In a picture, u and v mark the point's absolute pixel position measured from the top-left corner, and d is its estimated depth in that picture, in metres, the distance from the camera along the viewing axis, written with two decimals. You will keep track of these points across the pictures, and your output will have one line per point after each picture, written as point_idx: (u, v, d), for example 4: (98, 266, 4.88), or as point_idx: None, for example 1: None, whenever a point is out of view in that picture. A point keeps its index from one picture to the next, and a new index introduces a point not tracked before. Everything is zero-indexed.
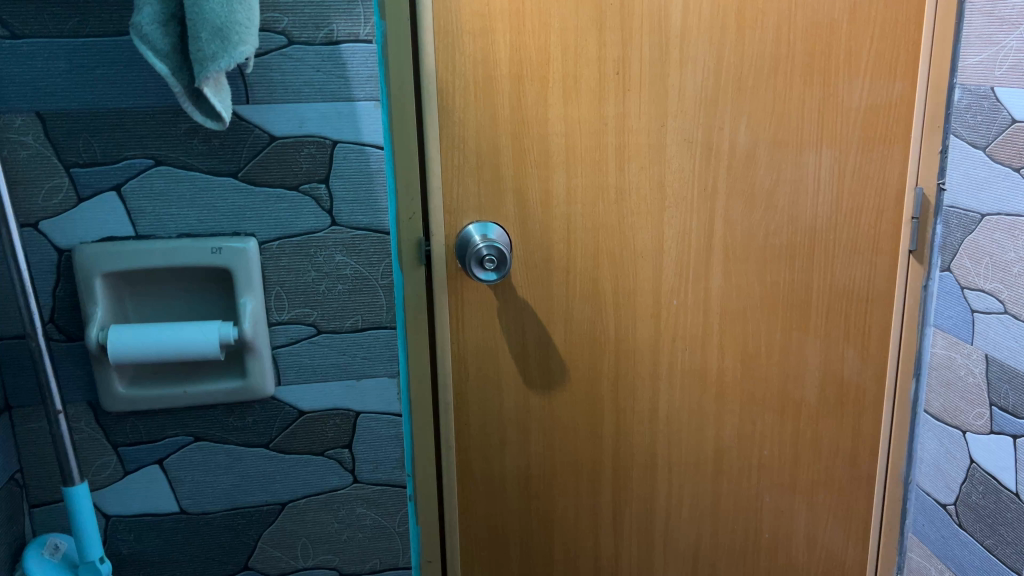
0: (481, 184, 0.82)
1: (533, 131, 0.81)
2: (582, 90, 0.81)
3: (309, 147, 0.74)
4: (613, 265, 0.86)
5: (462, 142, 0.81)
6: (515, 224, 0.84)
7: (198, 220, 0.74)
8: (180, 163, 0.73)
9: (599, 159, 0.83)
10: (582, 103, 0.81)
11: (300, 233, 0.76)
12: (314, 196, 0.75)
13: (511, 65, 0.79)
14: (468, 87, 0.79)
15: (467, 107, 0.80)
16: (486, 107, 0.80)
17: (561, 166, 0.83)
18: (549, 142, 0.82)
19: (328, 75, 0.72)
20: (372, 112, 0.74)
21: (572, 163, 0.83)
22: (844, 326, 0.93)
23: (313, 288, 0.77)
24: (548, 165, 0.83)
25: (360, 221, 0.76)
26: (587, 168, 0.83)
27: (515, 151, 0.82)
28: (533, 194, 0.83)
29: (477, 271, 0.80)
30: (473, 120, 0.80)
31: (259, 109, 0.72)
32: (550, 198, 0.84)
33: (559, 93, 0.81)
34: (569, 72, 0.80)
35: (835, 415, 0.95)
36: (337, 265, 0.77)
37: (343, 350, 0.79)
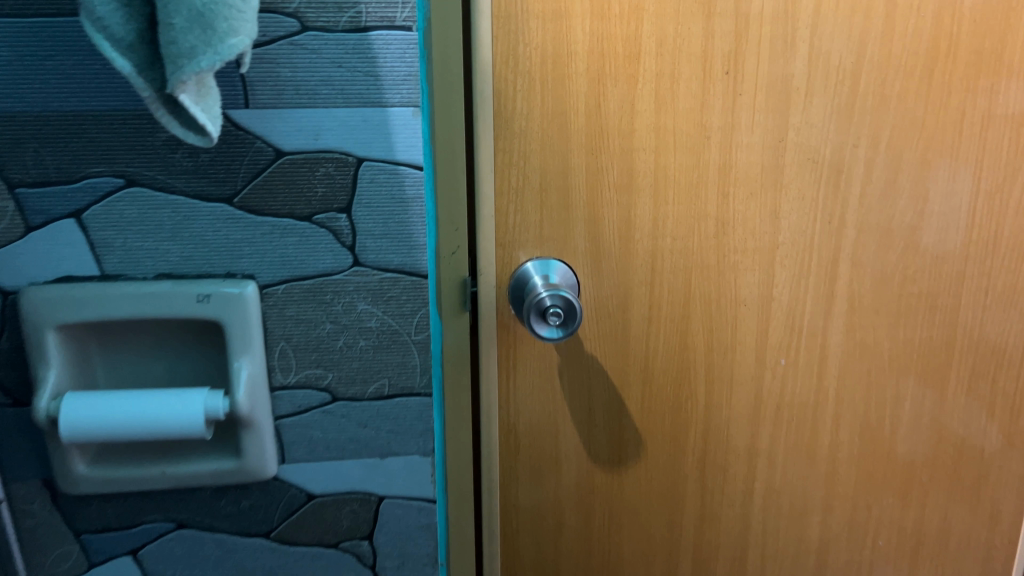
0: (545, 211, 0.65)
1: (614, 145, 0.63)
2: (680, 92, 0.62)
3: (326, 166, 0.57)
4: (708, 316, 0.68)
5: (524, 157, 0.63)
6: (585, 261, 0.66)
7: (183, 256, 0.58)
8: (158, 184, 0.56)
9: (697, 183, 0.65)
10: (679, 110, 0.63)
11: (312, 275, 0.59)
12: (331, 229, 0.58)
13: (589, 59, 0.60)
14: (533, 87, 0.61)
15: (531, 112, 0.62)
16: (557, 113, 0.62)
17: (648, 189, 0.65)
18: (634, 159, 0.64)
19: (353, 73, 0.55)
20: (408, 122, 0.57)
21: (662, 186, 0.65)
22: (991, 395, 0.74)
23: (327, 344, 0.60)
24: (631, 189, 0.64)
25: (390, 260, 0.59)
26: (681, 193, 0.65)
27: (589, 170, 0.64)
28: (610, 224, 0.65)
29: (538, 327, 0.61)
30: (537, 129, 0.62)
31: (262, 116, 0.55)
32: (631, 231, 0.65)
33: (650, 96, 0.62)
34: (664, 68, 0.62)
35: (969, 500, 0.77)
36: (359, 316, 0.60)
37: (364, 422, 0.62)
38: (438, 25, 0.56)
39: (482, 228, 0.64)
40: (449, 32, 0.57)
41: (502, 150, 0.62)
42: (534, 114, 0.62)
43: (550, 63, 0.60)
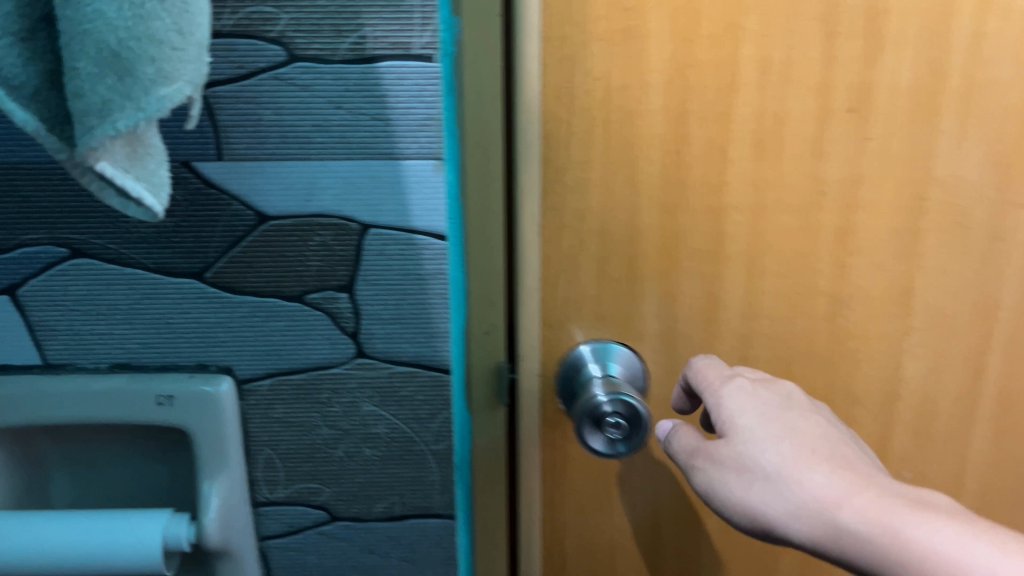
0: (605, 286, 0.48)
1: (694, 204, 0.46)
2: (786, 134, 0.44)
3: (322, 235, 0.44)
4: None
5: (580, 216, 0.46)
6: (655, 345, 0.49)
7: (142, 342, 0.46)
8: (109, 254, 0.44)
9: (804, 253, 0.47)
10: (784, 157, 0.44)
11: (305, 367, 0.46)
12: (330, 312, 0.45)
13: (668, 92, 0.43)
14: (591, 128, 0.44)
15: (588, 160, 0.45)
16: (622, 161, 0.45)
17: (739, 260, 0.47)
18: (723, 221, 0.46)
19: (357, 114, 0.42)
20: (428, 178, 0.43)
21: (758, 257, 0.47)
22: None
23: (324, 452, 0.48)
24: (718, 265, 0.47)
25: (402, 351, 0.46)
26: (783, 268, 0.47)
27: (662, 236, 0.46)
28: (689, 306, 0.48)
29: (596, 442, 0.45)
30: (595, 183, 0.45)
31: (241, 171, 0.43)
32: (717, 312, 0.48)
33: (746, 139, 0.44)
34: (764, 102, 0.43)
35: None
36: (363, 420, 0.48)
37: (370, 547, 0.50)
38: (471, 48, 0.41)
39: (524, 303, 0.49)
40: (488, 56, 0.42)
41: (550, 208, 0.46)
42: (592, 163, 0.45)
43: (614, 94, 0.43)
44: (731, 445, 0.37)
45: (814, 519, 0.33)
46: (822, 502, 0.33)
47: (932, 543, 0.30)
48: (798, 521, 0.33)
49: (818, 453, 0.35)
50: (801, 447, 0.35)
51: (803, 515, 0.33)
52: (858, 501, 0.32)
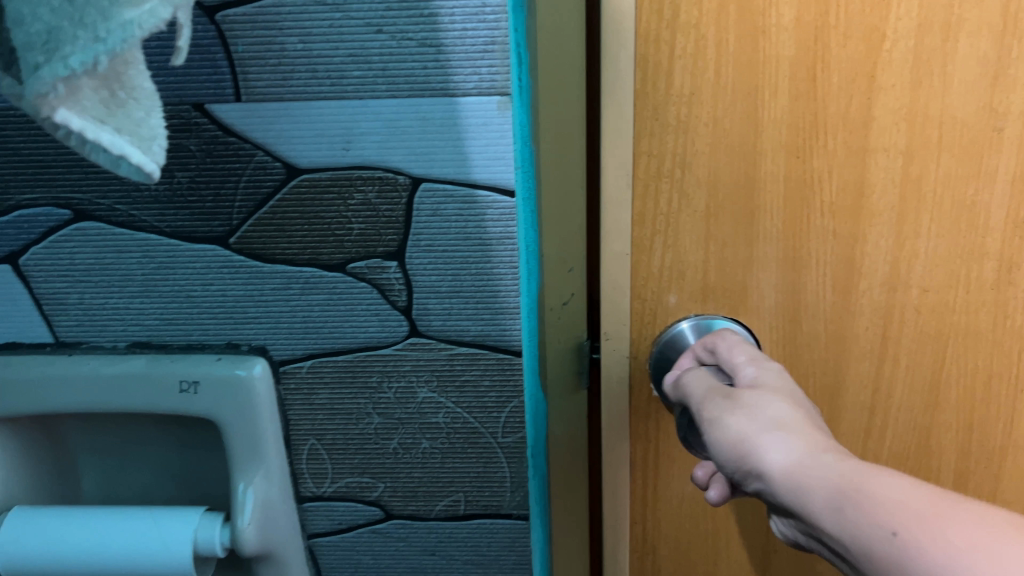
0: (713, 250, 0.40)
1: (834, 143, 0.37)
2: (954, 58, 0.35)
3: (365, 192, 0.36)
4: (959, 402, 0.43)
5: (682, 165, 0.38)
6: (775, 331, 0.42)
7: (163, 317, 0.39)
8: (118, 217, 0.37)
9: (971, 204, 0.38)
10: (951, 83, 0.35)
11: (350, 347, 0.39)
12: (377, 283, 0.38)
13: (802, 5, 0.34)
14: (701, 51, 0.36)
15: (696, 93, 0.37)
16: (741, 95, 0.36)
17: (887, 215, 0.38)
18: (867, 167, 0.37)
19: (401, 40, 0.33)
20: (493, 120, 0.34)
21: (912, 211, 0.38)
22: None
23: (375, 444, 0.41)
24: (863, 221, 0.39)
25: (464, 330, 0.39)
26: (947, 224, 0.38)
27: (788, 185, 0.38)
28: (820, 273, 0.40)
29: (698, 473, 0.35)
30: (705, 124, 0.37)
31: (265, 115, 0.35)
32: (854, 278, 0.40)
33: (902, 63, 0.35)
34: (932, 14, 0.34)
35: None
36: (420, 408, 0.40)
37: (432, 549, 0.44)
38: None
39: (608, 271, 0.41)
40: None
41: (645, 153, 0.38)
42: (701, 95, 0.37)
43: (730, 12, 0.35)
44: (742, 399, 0.30)
45: (785, 459, 0.26)
46: (801, 453, 0.26)
47: (889, 497, 0.23)
48: (772, 467, 0.27)
49: (831, 446, 0.26)
50: (810, 419, 0.29)
51: (784, 461, 0.26)
52: (836, 454, 0.26)
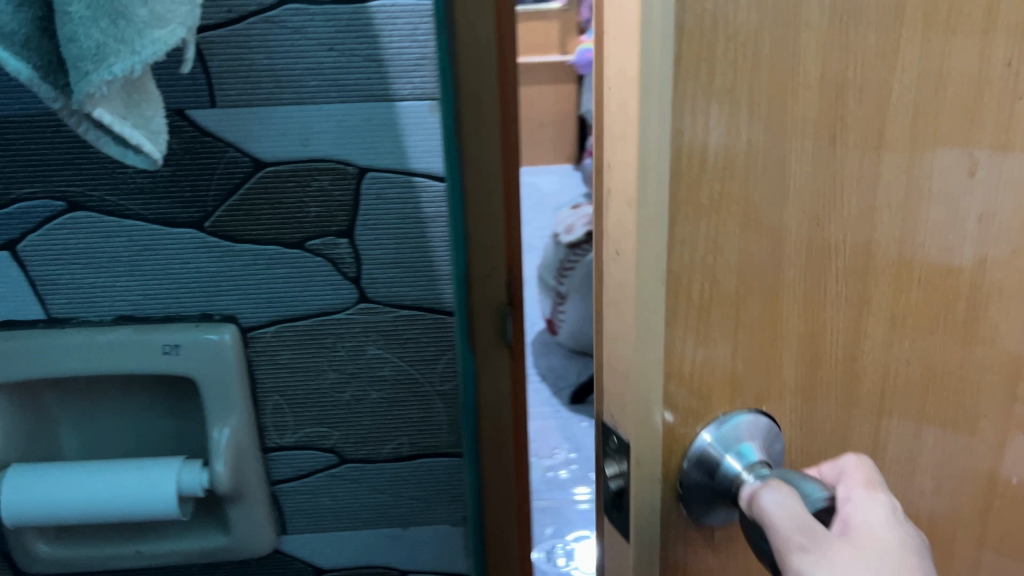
0: (738, 349, 0.25)
1: (850, 205, 0.25)
2: (944, 97, 0.26)
3: (320, 180, 0.44)
4: (955, 485, 0.34)
5: (715, 252, 0.23)
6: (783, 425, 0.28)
7: (146, 294, 0.46)
8: (106, 207, 0.44)
9: (945, 251, 0.29)
10: (938, 118, 0.26)
11: (308, 314, 0.47)
12: (330, 257, 0.46)
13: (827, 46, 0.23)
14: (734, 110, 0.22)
15: (734, 165, 0.22)
16: (771, 158, 0.23)
17: (885, 273, 0.28)
18: (873, 231, 0.26)
19: (349, 57, 0.42)
20: (425, 119, 0.43)
21: (904, 265, 0.28)
22: None
23: (331, 397, 0.49)
24: (860, 285, 0.27)
25: (405, 294, 0.47)
26: (924, 270, 0.29)
27: (807, 261, 0.25)
28: (827, 358, 0.28)
29: None
30: (737, 200, 0.23)
31: (235, 118, 0.42)
32: (856, 343, 0.28)
33: (897, 120, 0.25)
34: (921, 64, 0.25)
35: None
36: (369, 363, 0.48)
37: (380, 487, 0.51)
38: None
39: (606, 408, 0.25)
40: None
41: (676, 244, 0.22)
42: (737, 166, 0.23)
43: (765, 34, 0.21)
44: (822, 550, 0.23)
45: None
46: None
47: None
48: None
49: None
50: None
51: None
52: None
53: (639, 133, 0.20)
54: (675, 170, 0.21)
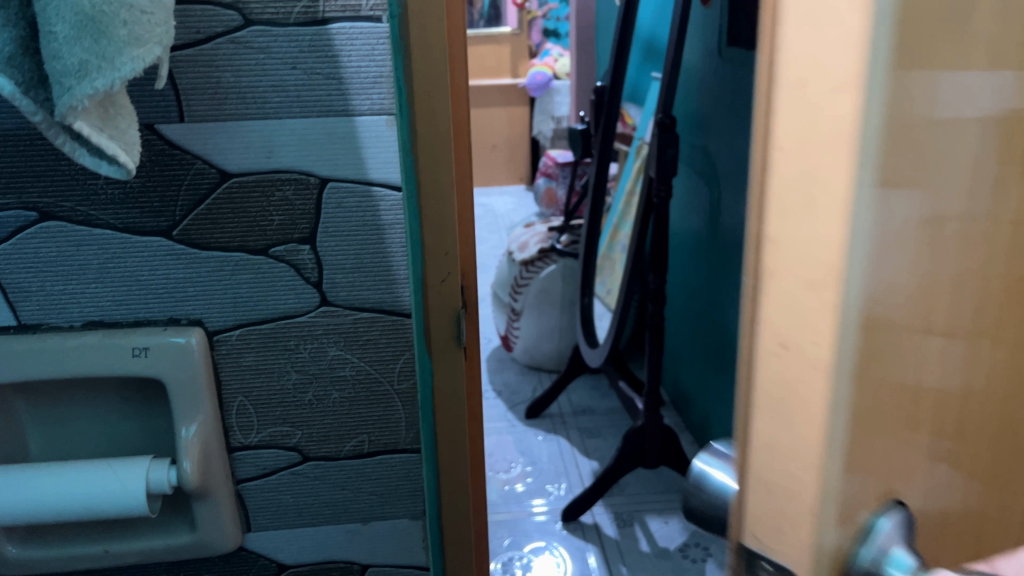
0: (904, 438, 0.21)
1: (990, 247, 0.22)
2: None
3: (283, 190, 0.47)
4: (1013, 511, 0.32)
5: (897, 328, 0.19)
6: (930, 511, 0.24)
7: (115, 299, 0.48)
8: (77, 216, 0.46)
9: None
10: None
11: (271, 318, 0.49)
12: (293, 263, 0.48)
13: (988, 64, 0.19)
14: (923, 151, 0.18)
15: (918, 217, 0.19)
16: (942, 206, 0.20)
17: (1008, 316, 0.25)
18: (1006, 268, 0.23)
19: (311, 75, 0.45)
20: (382, 133, 0.46)
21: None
22: None
23: (294, 397, 0.51)
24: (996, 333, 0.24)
25: (365, 297, 0.50)
26: None
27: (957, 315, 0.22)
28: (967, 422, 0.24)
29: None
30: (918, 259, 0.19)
31: (203, 132, 0.45)
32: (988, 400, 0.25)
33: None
34: None
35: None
36: (331, 364, 0.51)
37: (342, 484, 0.54)
38: (417, 14, 0.45)
39: (763, 483, 0.20)
40: (433, 20, 0.45)
41: (877, 325, 0.18)
42: (918, 221, 0.19)
43: (945, 62, 0.18)
44: None
45: None
46: None
47: None
48: None
49: None
50: None
51: None
52: None
53: (860, 127, 0.16)
54: (889, 178, 0.17)
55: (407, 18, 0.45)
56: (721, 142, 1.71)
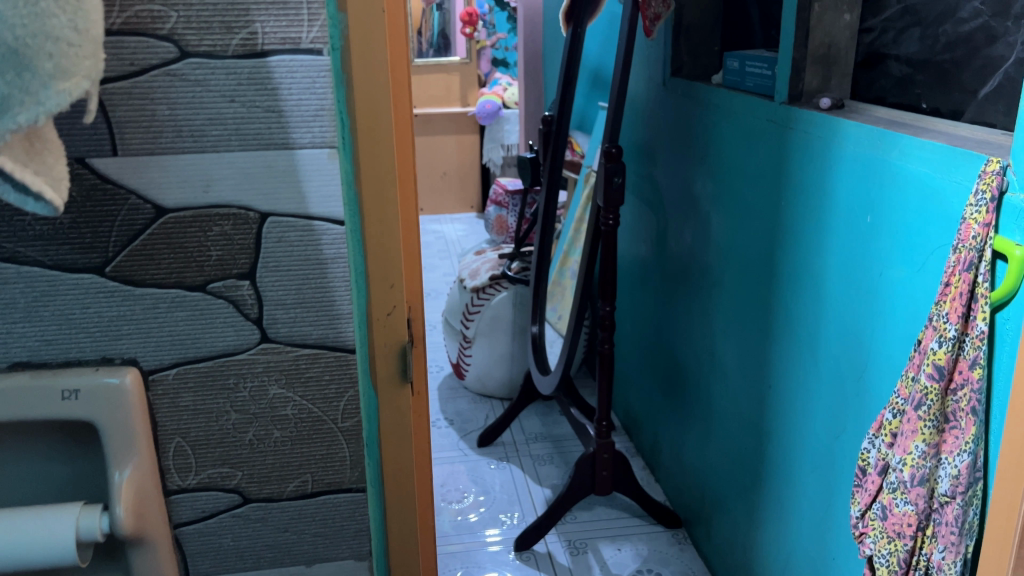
0: None
1: None
2: None
3: (221, 225, 0.46)
4: None
5: None
6: None
7: (43, 339, 0.46)
8: (4, 253, 0.44)
9: None
10: None
11: (209, 355, 0.48)
12: (233, 299, 0.47)
13: None
14: None
15: None
16: None
17: None
18: None
19: (250, 107, 0.44)
20: (324, 166, 0.46)
21: None
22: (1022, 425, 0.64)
23: (234, 437, 0.50)
24: None
25: (307, 333, 0.49)
26: None
27: None
28: None
29: None
30: None
31: (138, 166, 0.44)
32: None
33: None
34: None
35: (1007, 518, 0.67)
36: (271, 403, 0.50)
37: (285, 525, 0.52)
38: (360, 48, 0.44)
39: None
40: (377, 53, 0.44)
41: None
42: None
43: None
44: None
45: None
46: None
47: None
48: None
49: None
50: None
51: None
52: None
53: None
54: None
55: (350, 51, 0.44)
56: (667, 170, 1.74)
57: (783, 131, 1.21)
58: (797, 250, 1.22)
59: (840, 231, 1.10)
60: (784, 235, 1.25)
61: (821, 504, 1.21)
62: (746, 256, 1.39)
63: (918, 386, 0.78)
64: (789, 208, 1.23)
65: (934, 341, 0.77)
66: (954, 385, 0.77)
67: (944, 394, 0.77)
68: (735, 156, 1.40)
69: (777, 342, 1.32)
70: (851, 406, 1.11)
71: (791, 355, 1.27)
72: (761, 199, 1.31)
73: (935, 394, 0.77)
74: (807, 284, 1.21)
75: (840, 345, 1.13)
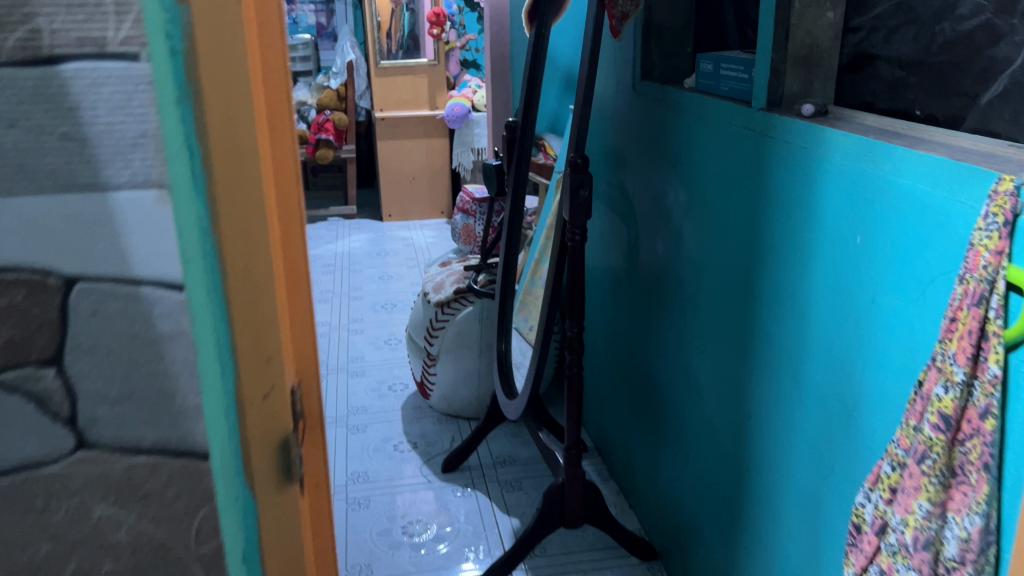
0: None
1: None
2: None
3: (11, 298, 0.35)
4: None
5: None
6: None
7: None
8: None
9: None
10: None
11: (10, 469, 0.37)
12: (37, 395, 0.36)
13: None
14: None
15: None
16: None
17: None
18: None
19: (42, 136, 0.33)
20: (149, 216, 0.34)
21: None
22: None
23: (47, 569, 0.39)
24: None
25: (140, 437, 0.37)
26: None
27: None
28: None
29: None
30: None
31: None
32: None
33: None
34: None
35: None
36: (98, 526, 0.38)
37: None
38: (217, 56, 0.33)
39: None
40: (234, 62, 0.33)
41: None
42: None
43: None
44: None
45: None
46: None
47: None
48: None
49: None
50: None
51: None
52: None
53: None
54: None
55: (197, 54, 0.32)
56: (638, 179, 1.63)
57: (762, 140, 1.11)
58: (777, 269, 1.11)
59: (826, 251, 1.00)
60: (764, 251, 1.14)
61: (807, 549, 1.10)
62: (722, 273, 1.28)
63: (919, 437, 0.65)
64: (770, 224, 1.12)
65: (938, 385, 0.64)
66: (962, 436, 0.63)
67: (951, 447, 0.64)
68: (709, 164, 1.29)
69: (756, 367, 1.21)
70: (839, 444, 1.00)
71: (772, 383, 1.17)
72: (739, 213, 1.20)
73: (941, 447, 0.63)
74: (790, 308, 1.10)
75: (828, 377, 1.02)
